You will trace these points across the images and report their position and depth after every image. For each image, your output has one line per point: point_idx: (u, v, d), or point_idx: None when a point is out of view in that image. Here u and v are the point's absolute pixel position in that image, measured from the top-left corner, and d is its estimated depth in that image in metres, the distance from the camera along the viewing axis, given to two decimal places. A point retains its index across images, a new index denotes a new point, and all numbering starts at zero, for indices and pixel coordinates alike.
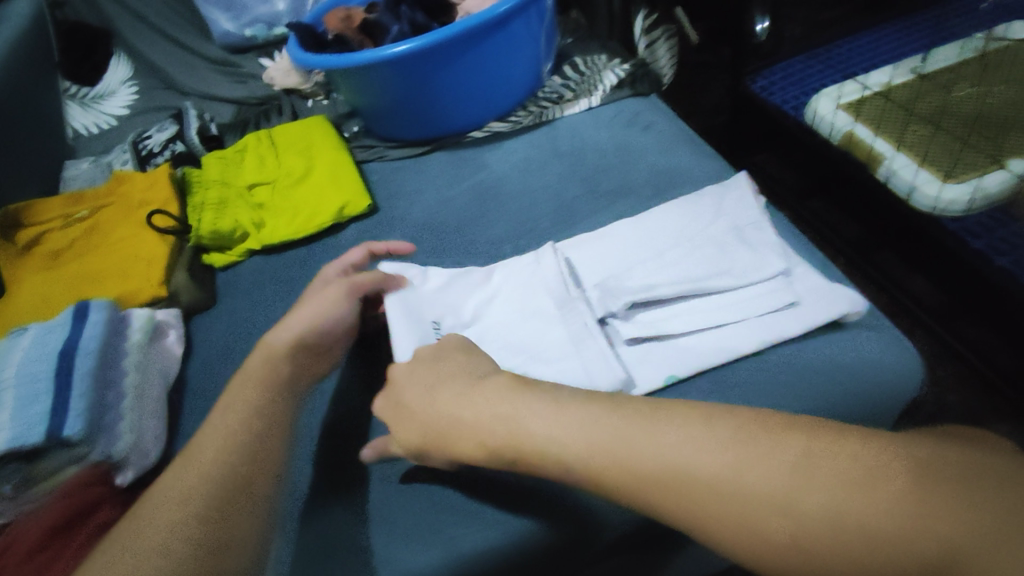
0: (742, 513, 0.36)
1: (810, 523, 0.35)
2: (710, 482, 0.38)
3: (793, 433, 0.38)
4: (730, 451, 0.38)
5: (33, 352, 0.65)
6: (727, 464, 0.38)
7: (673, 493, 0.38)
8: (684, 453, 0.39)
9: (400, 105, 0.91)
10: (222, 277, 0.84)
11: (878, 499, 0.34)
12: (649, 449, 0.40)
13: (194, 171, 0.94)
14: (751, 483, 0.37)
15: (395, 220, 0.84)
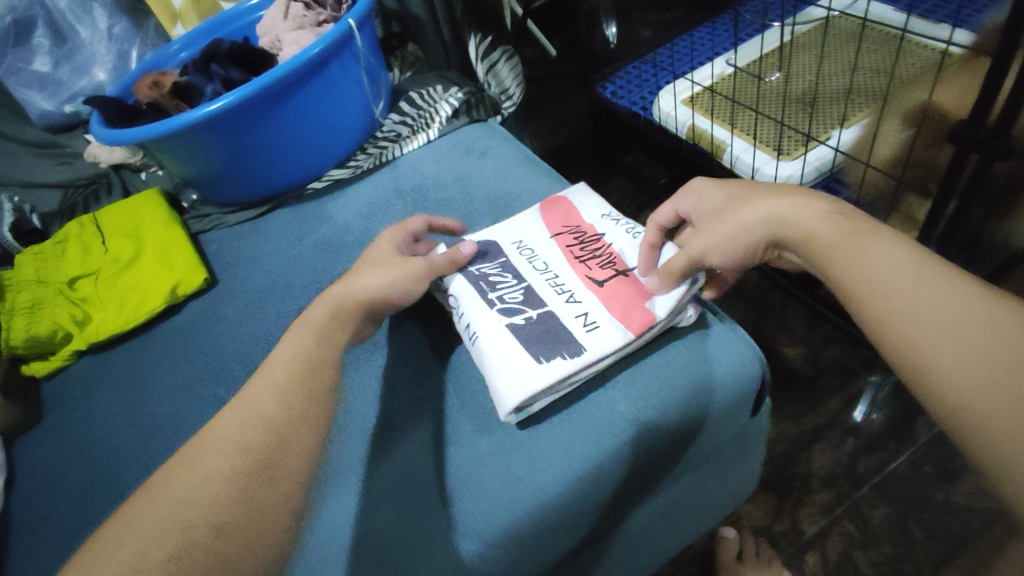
0: (919, 300, 0.45)
1: (945, 311, 0.44)
2: (889, 283, 0.47)
3: (878, 254, 0.49)
4: (901, 258, 0.48)
5: None
6: (897, 267, 0.47)
7: (851, 248, 0.50)
8: (900, 257, 0.48)
9: (228, 168, 0.85)
10: (47, 386, 0.76)
11: (948, 300, 0.44)
12: (894, 258, 0.48)
13: (7, 274, 0.84)
14: (899, 278, 0.47)
15: (235, 291, 0.79)
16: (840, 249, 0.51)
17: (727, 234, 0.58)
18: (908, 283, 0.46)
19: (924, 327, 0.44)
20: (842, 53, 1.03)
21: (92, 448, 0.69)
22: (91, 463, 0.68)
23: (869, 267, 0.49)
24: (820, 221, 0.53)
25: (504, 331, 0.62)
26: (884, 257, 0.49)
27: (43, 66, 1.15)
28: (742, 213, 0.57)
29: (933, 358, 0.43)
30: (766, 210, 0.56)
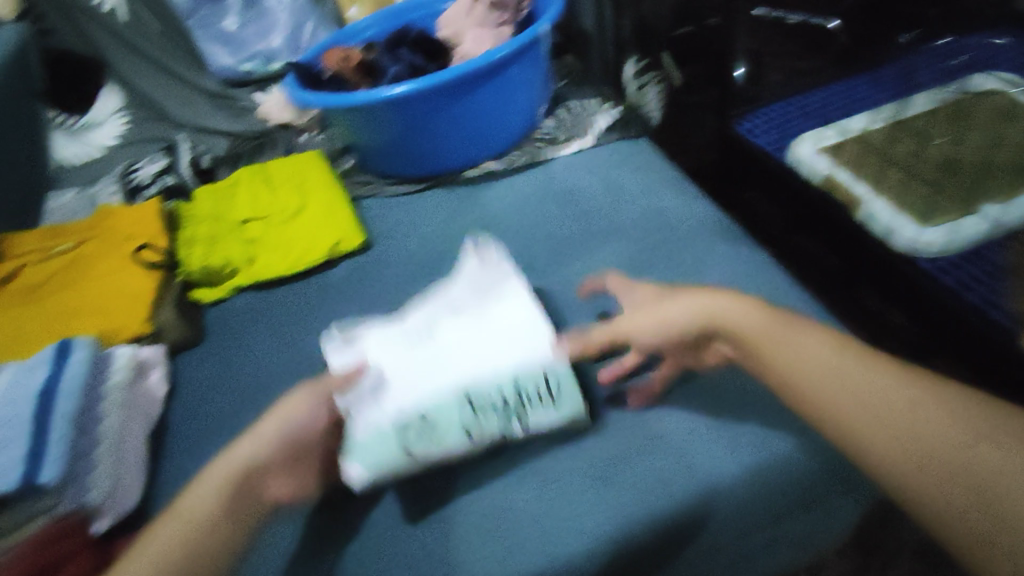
0: (841, 395, 0.47)
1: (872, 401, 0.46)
2: (810, 366, 0.49)
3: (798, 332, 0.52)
4: (818, 346, 0.50)
5: (7, 392, 0.60)
6: (819, 354, 0.50)
7: (768, 347, 0.52)
8: (811, 352, 0.50)
9: (398, 143, 0.91)
10: (209, 312, 0.82)
11: (864, 388, 0.47)
12: (805, 344, 0.51)
13: (185, 205, 0.91)
14: (811, 369, 0.49)
15: (390, 257, 0.84)
16: (771, 340, 0.51)
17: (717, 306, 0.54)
18: (835, 364, 0.49)
19: (865, 405, 0.46)
20: (1007, 132, 1.00)
21: (245, 377, 0.74)
22: (244, 389, 0.73)
23: (800, 351, 0.50)
24: (752, 321, 0.53)
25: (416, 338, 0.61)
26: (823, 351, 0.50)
27: (231, 25, 1.23)
28: (675, 303, 0.55)
29: (914, 441, 0.43)
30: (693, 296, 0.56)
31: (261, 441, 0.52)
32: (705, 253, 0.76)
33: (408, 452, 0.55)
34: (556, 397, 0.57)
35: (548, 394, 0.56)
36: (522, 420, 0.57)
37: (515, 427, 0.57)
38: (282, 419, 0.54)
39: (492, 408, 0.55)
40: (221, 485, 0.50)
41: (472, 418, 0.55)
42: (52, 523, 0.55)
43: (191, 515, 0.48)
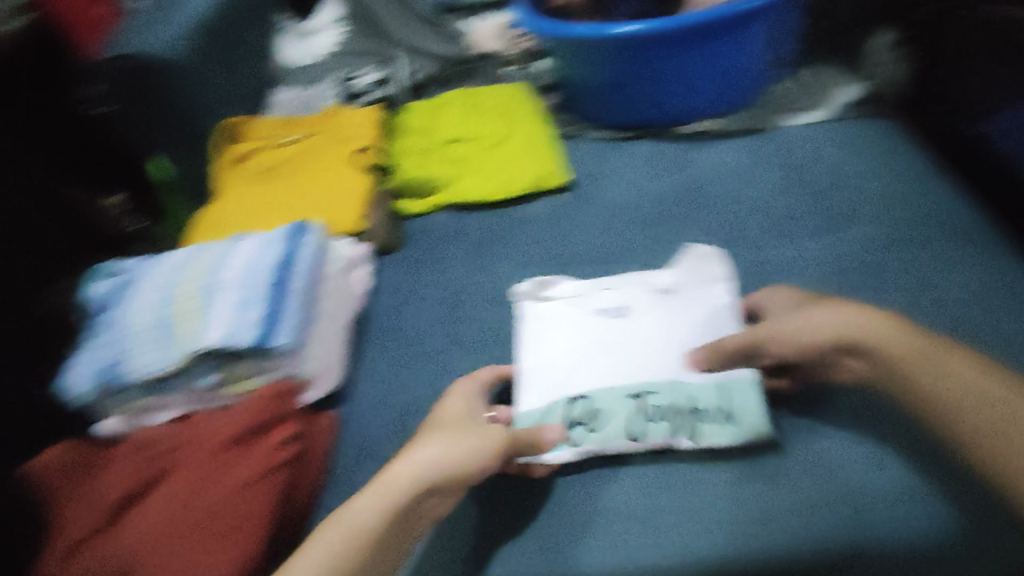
0: (984, 424, 0.43)
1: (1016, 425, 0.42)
2: (948, 394, 0.45)
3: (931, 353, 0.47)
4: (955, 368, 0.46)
5: (250, 256, 0.65)
6: (959, 376, 0.45)
7: (907, 370, 0.47)
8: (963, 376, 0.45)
9: (615, 84, 0.88)
10: (411, 223, 0.84)
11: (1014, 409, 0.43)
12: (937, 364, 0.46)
13: (399, 117, 0.95)
14: (955, 390, 0.45)
15: (592, 203, 0.82)
16: (906, 357, 0.47)
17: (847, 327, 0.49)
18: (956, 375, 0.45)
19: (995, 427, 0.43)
20: None
21: (441, 291, 0.76)
22: (439, 301, 0.74)
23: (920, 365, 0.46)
24: (873, 331, 0.48)
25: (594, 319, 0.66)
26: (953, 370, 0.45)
27: None
28: (816, 311, 0.51)
29: None
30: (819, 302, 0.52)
31: (467, 434, 0.51)
32: (964, 256, 0.65)
33: (571, 436, 0.56)
34: (733, 416, 0.54)
35: (725, 413, 0.54)
36: (694, 434, 0.54)
37: (682, 442, 0.54)
38: (456, 410, 0.54)
39: (661, 416, 0.55)
40: (363, 525, 0.46)
41: (639, 423, 0.55)
42: (274, 381, 0.61)
43: (406, 488, 0.47)
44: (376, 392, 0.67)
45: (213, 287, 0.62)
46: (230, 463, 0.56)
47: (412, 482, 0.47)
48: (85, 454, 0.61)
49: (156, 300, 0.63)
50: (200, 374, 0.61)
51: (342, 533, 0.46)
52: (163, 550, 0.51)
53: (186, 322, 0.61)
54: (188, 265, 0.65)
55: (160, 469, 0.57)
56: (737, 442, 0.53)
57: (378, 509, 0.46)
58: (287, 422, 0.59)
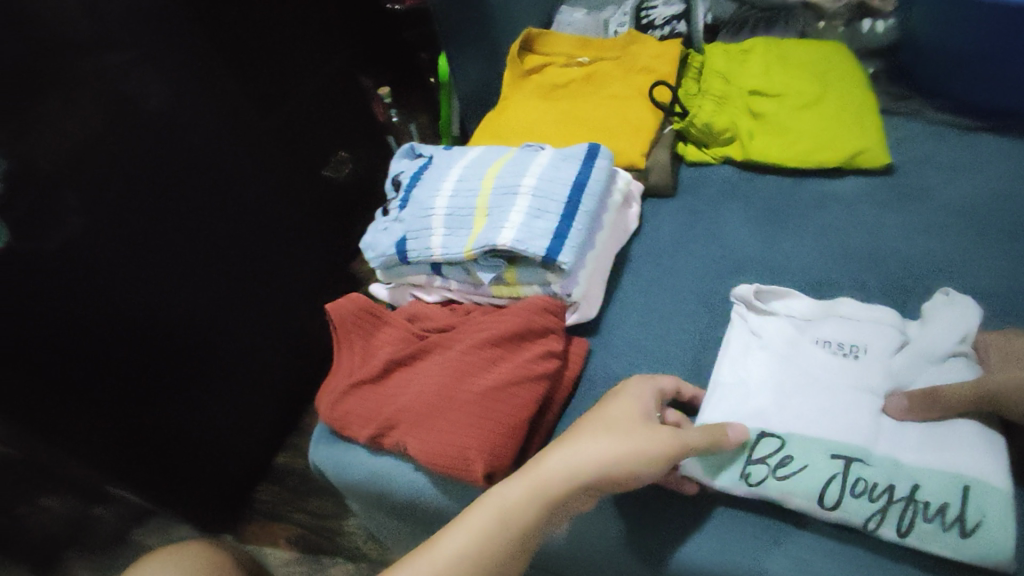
0: None
1: None
2: None
3: None
4: None
5: (547, 169, 0.65)
6: None
7: None
8: None
9: (980, 59, 0.73)
10: (687, 171, 0.80)
11: None
12: None
13: (696, 56, 0.89)
14: None
15: (912, 193, 0.70)
16: None
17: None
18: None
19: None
20: None
21: (712, 249, 0.71)
22: (708, 258, 0.70)
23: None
24: None
25: (808, 346, 0.55)
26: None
27: None
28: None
29: None
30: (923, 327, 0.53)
31: (604, 441, 0.45)
32: None
33: (749, 471, 0.49)
34: (969, 531, 0.43)
35: (954, 520, 0.44)
36: (903, 528, 0.45)
37: (883, 530, 0.45)
38: (620, 414, 0.47)
39: (870, 495, 0.46)
40: (505, 510, 0.44)
41: (839, 490, 0.47)
42: (546, 297, 0.62)
43: (534, 507, 0.44)
44: (629, 332, 0.65)
45: (510, 191, 0.64)
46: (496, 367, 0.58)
47: (536, 505, 0.44)
48: (369, 308, 0.66)
49: (456, 190, 0.67)
50: (478, 269, 0.64)
51: (491, 517, 0.44)
52: (431, 426, 0.56)
53: (481, 218, 0.64)
54: (488, 166, 0.68)
55: (429, 344, 0.62)
56: (957, 558, 0.43)
57: (525, 495, 0.44)
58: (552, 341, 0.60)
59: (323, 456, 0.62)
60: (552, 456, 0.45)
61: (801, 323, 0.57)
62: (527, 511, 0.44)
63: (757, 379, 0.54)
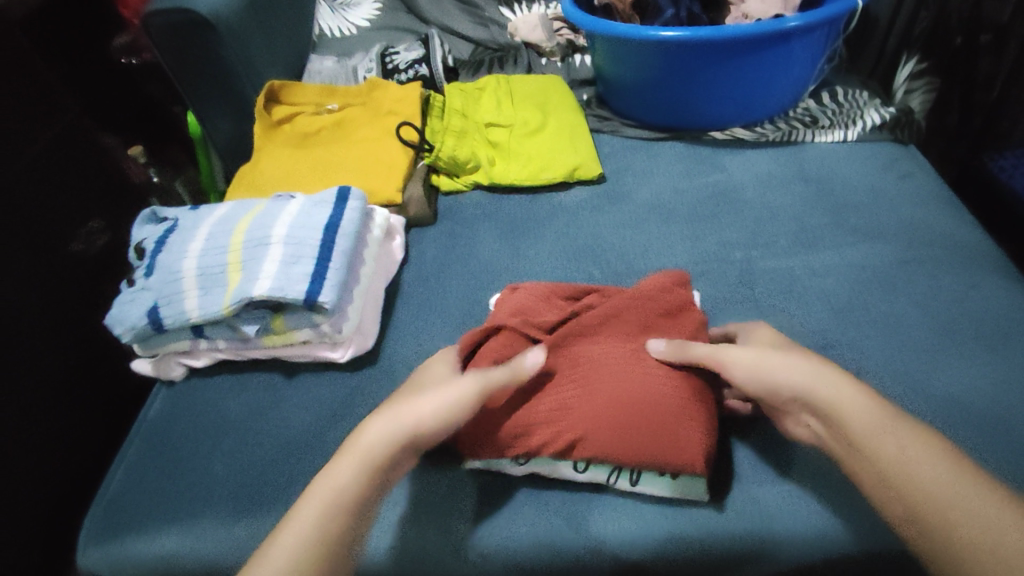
0: (922, 500, 0.40)
1: (924, 484, 0.40)
2: (905, 469, 0.41)
3: (919, 435, 0.43)
4: (911, 444, 0.42)
5: (299, 216, 0.67)
6: (909, 454, 0.42)
7: (854, 436, 0.44)
8: (904, 453, 0.42)
9: (656, 83, 0.91)
10: (444, 199, 0.88)
11: (947, 471, 0.41)
12: (883, 437, 0.43)
13: (439, 96, 0.97)
14: (921, 474, 0.41)
15: (622, 195, 0.85)
16: (875, 424, 0.44)
17: (770, 371, 0.50)
18: (936, 477, 0.40)
19: (956, 534, 0.38)
20: None
21: (472, 266, 0.78)
22: (468, 277, 0.77)
23: (910, 473, 0.41)
24: (855, 400, 0.46)
25: None
26: (983, 518, 0.38)
27: None
28: (729, 349, 0.53)
29: (957, 522, 0.38)
30: (874, 412, 0.45)
31: (798, 365, 0.49)
32: (974, 278, 0.68)
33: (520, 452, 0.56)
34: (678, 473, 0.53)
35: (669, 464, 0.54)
36: (634, 478, 0.54)
37: (620, 482, 0.54)
38: (788, 372, 0.49)
39: None
40: (338, 510, 0.43)
41: None
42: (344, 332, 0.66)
43: (380, 450, 0.46)
44: (409, 353, 0.69)
45: (262, 242, 0.65)
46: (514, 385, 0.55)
47: (480, 392, 0.51)
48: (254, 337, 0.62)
49: (206, 249, 0.65)
50: (241, 323, 0.64)
51: (308, 522, 0.42)
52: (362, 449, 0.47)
53: (235, 273, 0.64)
54: (239, 220, 0.67)
55: None
56: (670, 494, 0.54)
57: (343, 495, 0.44)
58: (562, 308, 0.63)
59: (92, 564, 0.56)
60: (366, 431, 0.47)
61: None
62: (348, 493, 0.44)
63: None
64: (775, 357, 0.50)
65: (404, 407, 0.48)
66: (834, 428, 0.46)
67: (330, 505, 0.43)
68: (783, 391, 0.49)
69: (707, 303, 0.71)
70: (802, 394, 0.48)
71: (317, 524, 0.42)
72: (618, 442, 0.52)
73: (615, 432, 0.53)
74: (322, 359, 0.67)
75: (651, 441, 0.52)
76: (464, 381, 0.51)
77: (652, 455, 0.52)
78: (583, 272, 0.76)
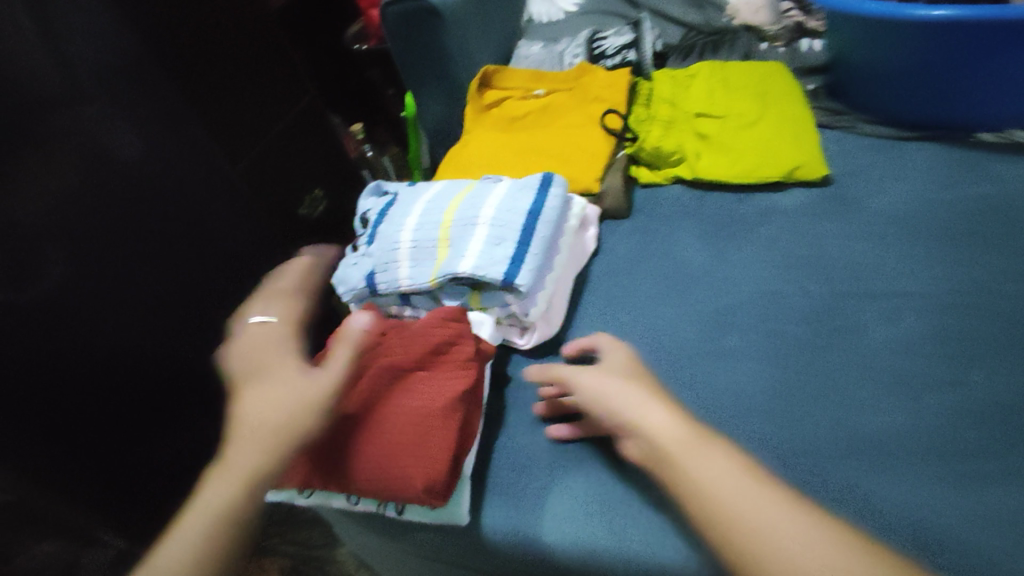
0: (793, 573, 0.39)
1: (760, 537, 0.41)
2: (774, 542, 0.41)
3: (782, 495, 0.44)
4: (803, 528, 0.41)
5: (505, 200, 0.69)
6: (787, 529, 0.41)
7: (703, 499, 0.44)
8: (723, 485, 0.44)
9: (910, 72, 0.77)
10: (641, 191, 0.85)
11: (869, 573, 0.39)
12: (738, 491, 0.44)
13: (646, 84, 0.94)
14: (801, 554, 0.40)
15: (846, 202, 0.75)
16: (687, 450, 0.47)
17: (687, 451, 0.47)
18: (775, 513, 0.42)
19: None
20: None
21: (667, 265, 0.74)
22: (662, 276, 0.73)
23: (766, 528, 0.41)
24: (674, 434, 0.48)
25: (744, 376, 0.61)
26: (829, 571, 0.39)
27: None
28: (581, 374, 0.56)
29: None
30: (741, 477, 0.45)
31: (634, 394, 0.52)
32: None
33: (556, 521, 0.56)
34: None
35: None
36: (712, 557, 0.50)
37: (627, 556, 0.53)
38: (652, 416, 0.50)
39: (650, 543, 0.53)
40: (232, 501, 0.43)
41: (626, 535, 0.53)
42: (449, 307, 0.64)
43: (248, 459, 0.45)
44: None
45: (469, 222, 0.68)
46: (423, 447, 0.52)
47: (316, 410, 0.49)
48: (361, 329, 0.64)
49: (420, 224, 0.70)
50: (443, 297, 0.68)
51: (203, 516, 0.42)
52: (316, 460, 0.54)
53: (443, 248, 0.68)
54: (449, 199, 0.72)
55: None
56: None
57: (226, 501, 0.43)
58: (465, 349, 0.59)
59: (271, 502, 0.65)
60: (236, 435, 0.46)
61: (735, 358, 0.63)
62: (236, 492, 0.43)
63: (700, 397, 0.61)
64: (633, 390, 0.53)
65: (250, 417, 0.46)
66: (657, 453, 0.48)
67: (217, 506, 0.43)
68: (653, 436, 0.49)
69: (947, 341, 0.60)
70: (640, 425, 0.50)
71: (208, 524, 0.42)
72: (425, 456, 0.52)
73: (379, 457, 0.52)
74: (512, 341, 0.69)
75: (404, 459, 0.52)
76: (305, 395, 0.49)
77: (373, 474, 0.52)
78: (793, 285, 0.68)
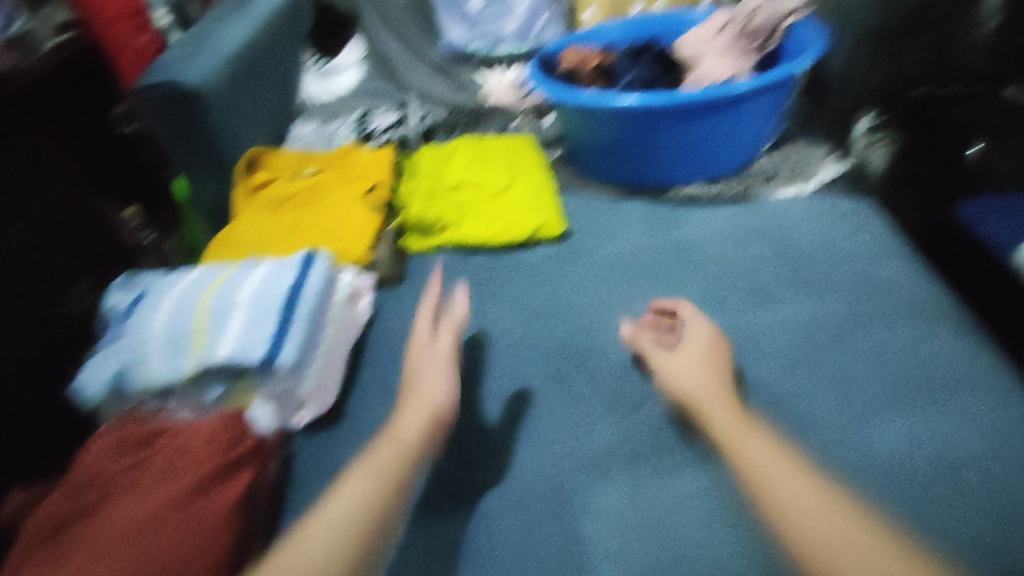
0: (796, 515, 0.45)
1: (781, 503, 0.46)
2: (786, 504, 0.46)
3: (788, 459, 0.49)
4: (801, 483, 0.47)
5: (265, 281, 0.70)
6: (796, 495, 0.46)
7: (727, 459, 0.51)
8: (754, 457, 0.50)
9: (617, 143, 0.94)
10: (413, 258, 0.90)
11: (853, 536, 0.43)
12: (748, 443, 0.51)
13: (411, 160, 1.02)
14: (795, 500, 0.46)
15: (582, 253, 0.88)
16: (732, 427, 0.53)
17: (692, 387, 0.60)
18: (801, 494, 0.46)
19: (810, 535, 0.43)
20: None
21: None
22: None
23: (777, 492, 0.46)
24: (701, 390, 0.59)
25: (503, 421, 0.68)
26: (820, 517, 0.44)
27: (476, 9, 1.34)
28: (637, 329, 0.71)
29: (833, 544, 0.42)
30: (765, 451, 0.50)
31: (662, 349, 0.66)
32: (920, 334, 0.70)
33: None
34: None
35: None
36: None
37: None
38: (695, 380, 0.60)
39: None
40: None
41: None
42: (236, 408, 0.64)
43: (367, 491, 0.49)
44: (370, 413, 0.70)
45: (226, 307, 0.68)
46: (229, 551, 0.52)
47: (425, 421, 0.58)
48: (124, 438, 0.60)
49: (173, 314, 0.68)
50: (205, 387, 0.66)
51: None
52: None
53: (199, 336, 0.66)
54: (206, 286, 0.71)
55: (100, 494, 0.55)
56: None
57: None
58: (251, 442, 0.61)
59: None
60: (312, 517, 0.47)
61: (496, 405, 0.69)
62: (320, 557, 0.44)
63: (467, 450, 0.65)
64: (686, 348, 0.65)
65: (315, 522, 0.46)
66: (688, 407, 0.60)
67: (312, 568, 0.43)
68: (693, 396, 0.59)
69: None
70: (662, 367, 0.64)
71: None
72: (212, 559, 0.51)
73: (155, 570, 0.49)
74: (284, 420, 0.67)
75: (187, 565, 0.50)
76: (355, 484, 0.49)
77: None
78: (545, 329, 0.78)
